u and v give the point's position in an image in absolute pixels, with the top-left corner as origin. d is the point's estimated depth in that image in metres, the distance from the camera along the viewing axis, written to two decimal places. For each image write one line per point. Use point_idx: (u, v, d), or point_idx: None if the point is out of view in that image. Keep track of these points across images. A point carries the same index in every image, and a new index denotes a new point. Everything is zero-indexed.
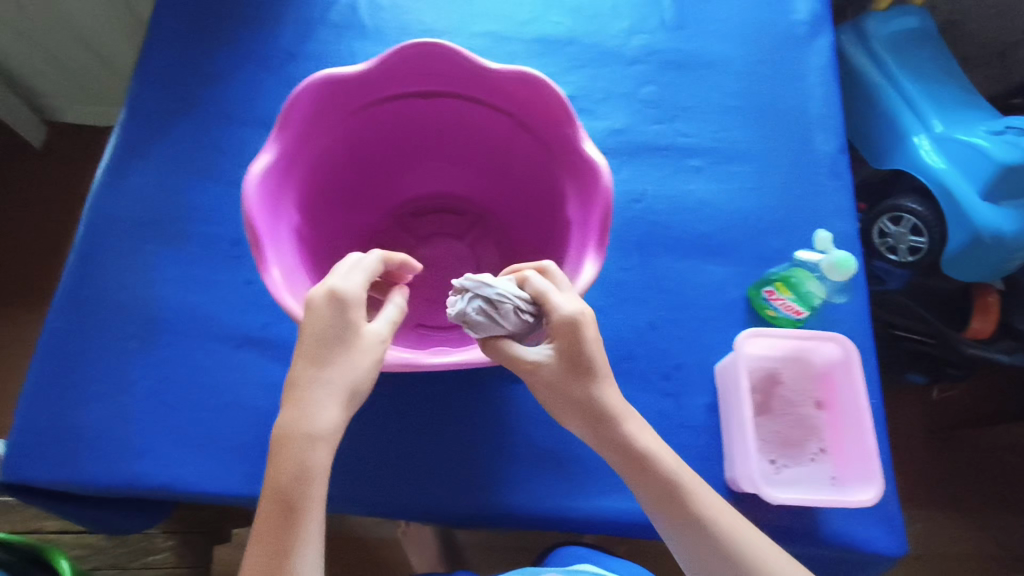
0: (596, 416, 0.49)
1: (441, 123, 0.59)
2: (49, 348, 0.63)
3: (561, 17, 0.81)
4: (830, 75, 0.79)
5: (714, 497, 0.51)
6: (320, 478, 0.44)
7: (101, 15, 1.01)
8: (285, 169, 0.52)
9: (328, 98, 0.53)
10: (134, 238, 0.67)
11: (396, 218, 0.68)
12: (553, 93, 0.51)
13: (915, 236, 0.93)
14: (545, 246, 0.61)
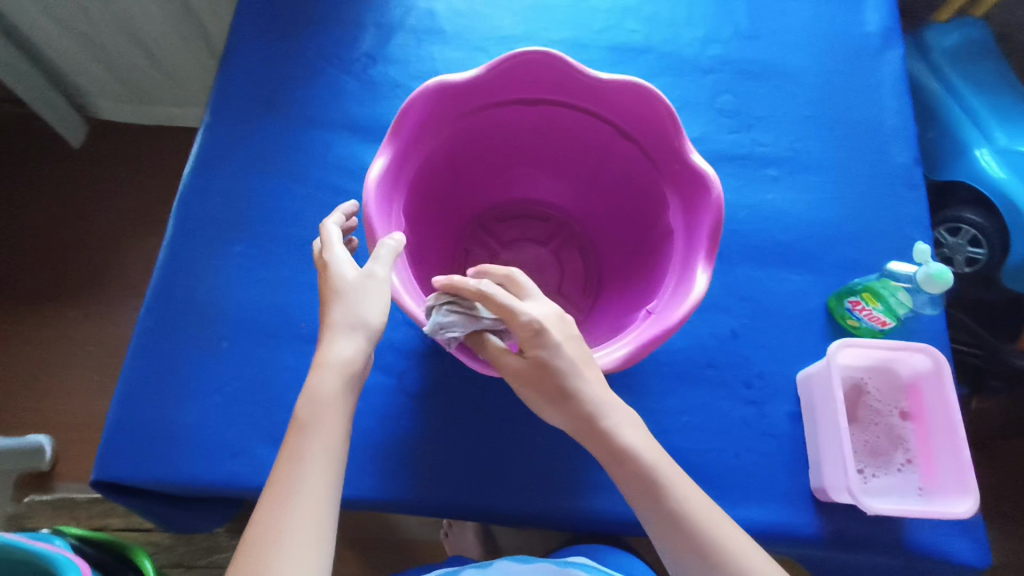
0: (580, 414, 0.48)
1: (537, 128, 0.63)
2: (144, 346, 0.64)
3: (635, 25, 0.81)
4: (901, 87, 0.80)
5: (705, 501, 0.49)
6: (338, 418, 0.45)
7: (164, 29, 1.01)
8: (396, 171, 0.54)
9: (441, 104, 0.56)
10: (222, 238, 0.68)
11: (481, 222, 0.74)
12: (662, 102, 0.54)
13: (974, 247, 0.94)
14: (636, 248, 0.65)
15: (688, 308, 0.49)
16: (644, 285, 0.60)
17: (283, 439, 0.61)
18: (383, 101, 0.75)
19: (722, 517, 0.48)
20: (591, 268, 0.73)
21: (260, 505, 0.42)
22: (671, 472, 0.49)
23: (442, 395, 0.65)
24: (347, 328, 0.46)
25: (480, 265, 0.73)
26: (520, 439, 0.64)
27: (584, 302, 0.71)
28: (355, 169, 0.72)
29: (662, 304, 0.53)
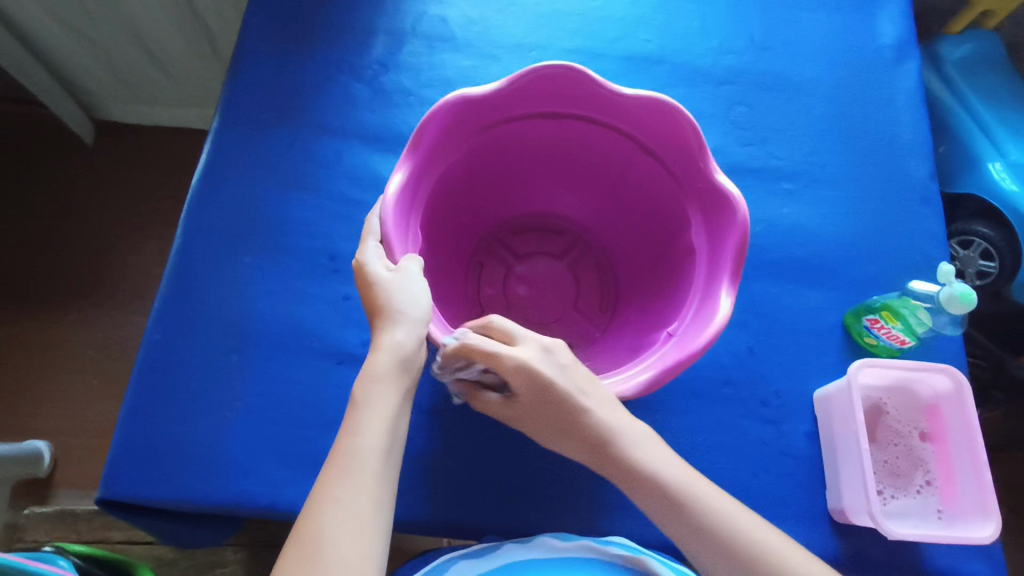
0: (590, 440, 0.50)
1: (557, 141, 0.64)
2: (150, 360, 0.62)
3: (650, 34, 0.80)
4: (917, 100, 0.80)
5: (734, 507, 0.50)
6: (384, 428, 0.46)
7: (170, 25, 0.98)
8: (414, 184, 0.54)
9: (460, 117, 0.56)
10: (231, 250, 0.67)
11: (496, 236, 0.76)
12: (687, 119, 0.55)
13: (985, 260, 0.93)
14: (656, 264, 0.67)
15: (712, 333, 0.48)
16: (662, 303, 0.62)
17: (294, 458, 0.60)
18: (395, 110, 0.74)
19: (751, 516, 0.50)
20: (607, 282, 0.75)
21: (312, 502, 0.43)
22: (693, 483, 0.50)
23: (456, 413, 0.64)
24: (398, 316, 0.49)
25: (494, 278, 0.75)
26: (535, 457, 0.63)
27: (599, 315, 0.74)
28: (366, 180, 0.71)
29: (683, 326, 0.53)
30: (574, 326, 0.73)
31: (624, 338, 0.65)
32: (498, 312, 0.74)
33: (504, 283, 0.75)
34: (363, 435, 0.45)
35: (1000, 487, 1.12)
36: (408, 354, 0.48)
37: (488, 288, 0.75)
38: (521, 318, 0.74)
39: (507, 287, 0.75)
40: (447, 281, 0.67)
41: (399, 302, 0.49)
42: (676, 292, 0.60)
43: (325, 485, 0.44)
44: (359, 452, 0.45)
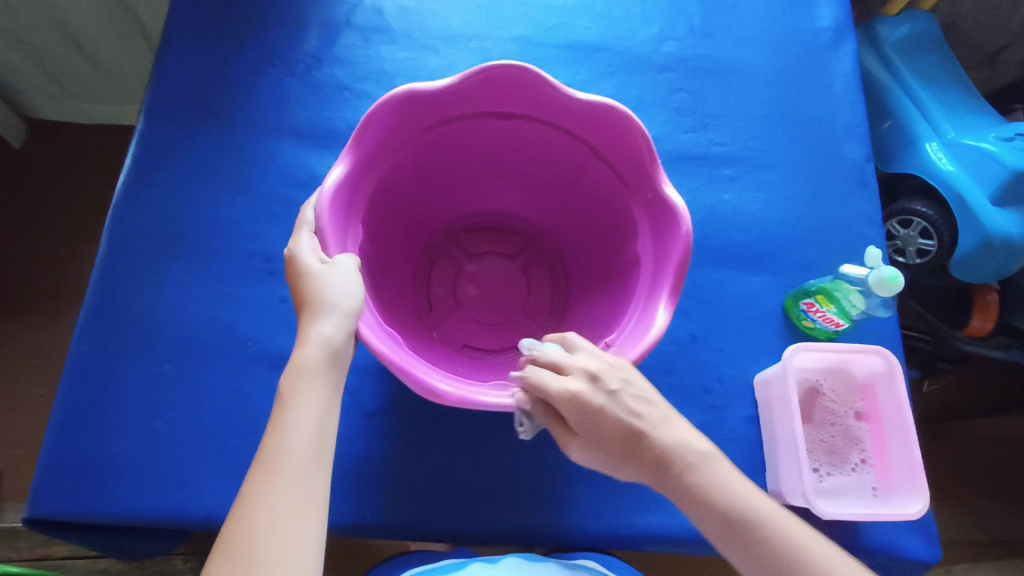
0: (652, 460, 0.48)
1: (506, 139, 0.63)
2: (79, 372, 0.60)
3: (590, 22, 0.79)
4: (854, 82, 0.80)
5: (766, 499, 0.48)
6: (314, 427, 0.45)
7: (94, 14, 0.93)
8: (354, 181, 0.53)
9: (403, 113, 0.55)
10: (161, 255, 0.65)
11: (449, 233, 0.75)
12: (639, 128, 0.54)
13: (924, 238, 0.95)
14: (606, 266, 0.67)
15: (650, 342, 0.49)
16: (609, 308, 0.62)
17: (232, 467, 0.59)
18: (330, 105, 0.72)
19: (782, 514, 0.48)
20: (559, 286, 0.75)
21: (231, 516, 0.42)
22: (755, 498, 0.48)
23: (400, 413, 0.63)
24: (327, 307, 0.47)
25: (444, 277, 0.75)
26: (482, 454, 0.62)
27: (547, 318, 0.73)
28: (302, 179, 0.69)
29: (624, 336, 0.54)
30: (520, 329, 0.73)
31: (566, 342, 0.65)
32: (446, 311, 0.73)
33: (454, 282, 0.75)
34: (290, 435, 0.44)
35: (955, 454, 1.14)
36: (337, 347, 0.47)
37: (437, 287, 0.74)
38: (470, 318, 0.74)
39: (457, 287, 0.75)
40: (391, 279, 0.66)
41: (327, 292, 0.47)
42: (622, 297, 0.60)
43: (253, 487, 0.42)
44: (289, 452, 0.44)
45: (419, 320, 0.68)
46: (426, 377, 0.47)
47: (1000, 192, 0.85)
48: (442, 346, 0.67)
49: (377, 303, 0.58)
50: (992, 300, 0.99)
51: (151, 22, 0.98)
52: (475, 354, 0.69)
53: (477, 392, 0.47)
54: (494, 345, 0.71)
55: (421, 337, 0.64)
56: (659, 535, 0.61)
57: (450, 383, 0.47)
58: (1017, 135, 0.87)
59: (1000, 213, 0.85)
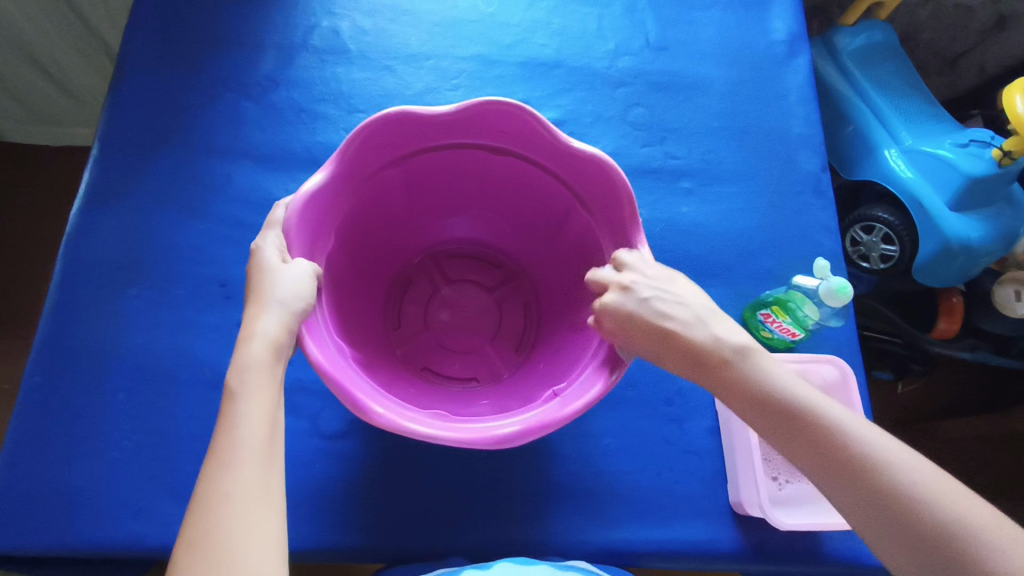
0: (702, 361, 0.48)
1: (492, 172, 0.63)
2: (31, 402, 0.60)
3: (546, 39, 0.80)
4: (807, 93, 0.82)
5: (837, 406, 0.48)
6: (263, 426, 0.43)
7: (51, 27, 0.93)
8: (334, 191, 0.53)
9: (392, 131, 0.54)
10: (116, 282, 0.64)
11: (433, 256, 0.75)
12: (625, 187, 0.53)
13: (886, 244, 0.95)
14: (571, 308, 0.65)
15: (593, 395, 0.46)
16: (569, 350, 0.60)
17: (190, 494, 0.58)
18: (287, 127, 0.72)
19: (865, 426, 0.46)
20: (529, 324, 0.73)
21: (184, 531, 0.39)
22: (805, 391, 0.48)
23: (359, 434, 0.62)
24: (275, 303, 0.46)
25: (419, 297, 0.74)
26: (442, 473, 0.62)
27: (511, 355, 0.71)
28: (260, 202, 0.69)
29: (568, 388, 0.51)
30: (484, 360, 0.71)
31: (527, 380, 0.62)
32: (413, 331, 0.73)
33: (428, 303, 0.74)
34: (242, 429, 0.42)
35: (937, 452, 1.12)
36: (280, 342, 0.45)
37: (410, 305, 0.74)
38: (436, 343, 0.73)
39: (429, 309, 0.74)
40: (360, 293, 0.66)
41: (277, 288, 0.46)
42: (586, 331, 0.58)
43: (208, 485, 0.40)
44: (240, 446, 0.41)
45: (382, 337, 0.68)
46: (358, 393, 0.45)
47: (956, 197, 0.87)
48: (400, 366, 0.67)
49: (339, 322, 0.58)
50: (957, 302, 1.00)
51: (110, 35, 0.97)
52: (432, 378, 0.68)
53: (406, 420, 0.46)
54: (454, 372, 0.70)
55: (381, 357, 0.64)
56: (619, 551, 0.61)
57: (382, 406, 0.46)
58: (973, 141, 0.88)
59: (958, 217, 0.87)
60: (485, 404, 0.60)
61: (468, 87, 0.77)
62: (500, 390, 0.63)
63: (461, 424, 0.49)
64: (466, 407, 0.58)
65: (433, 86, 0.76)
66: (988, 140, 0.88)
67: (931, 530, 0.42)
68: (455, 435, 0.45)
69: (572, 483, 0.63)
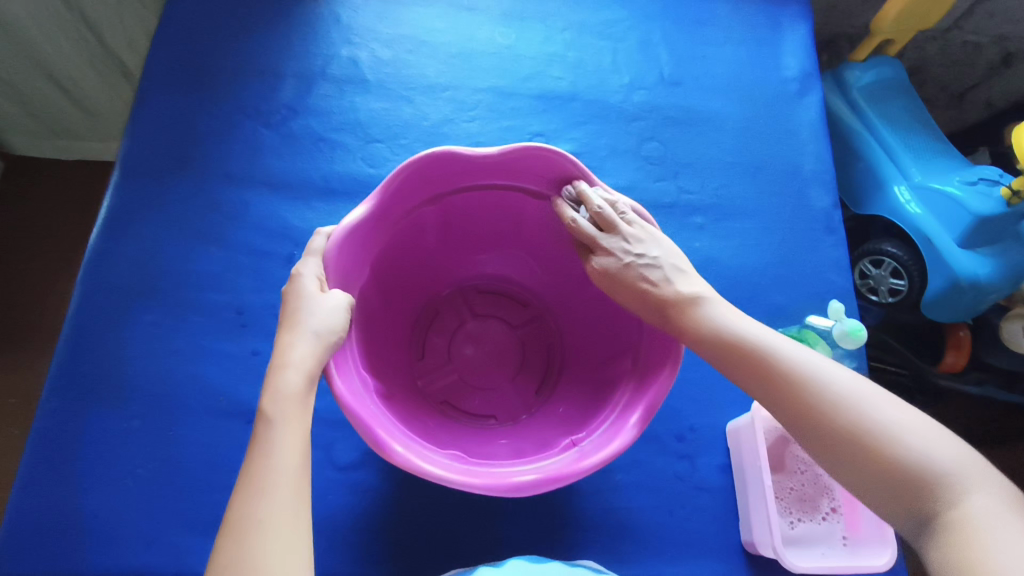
0: (657, 306, 0.51)
1: (526, 214, 0.63)
2: (46, 429, 0.60)
3: (562, 72, 0.81)
4: (819, 129, 0.83)
5: (789, 340, 0.48)
6: (295, 455, 0.42)
7: (71, 47, 0.94)
8: (373, 223, 0.54)
9: (436, 170, 0.55)
10: (133, 309, 0.65)
11: (462, 291, 0.74)
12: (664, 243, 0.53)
13: (895, 278, 0.96)
14: (598, 355, 0.65)
15: (612, 451, 0.47)
16: (595, 399, 0.59)
17: (203, 525, 0.58)
18: (305, 156, 0.73)
19: (814, 355, 0.46)
20: (552, 366, 0.72)
21: (215, 561, 0.38)
22: (775, 342, 0.47)
23: (372, 465, 0.62)
24: (310, 334, 0.46)
25: (444, 329, 0.73)
26: (452, 508, 0.62)
27: (531, 396, 0.70)
28: (277, 230, 0.69)
29: (587, 440, 0.51)
30: (503, 398, 0.71)
31: (548, 425, 0.62)
32: (435, 363, 0.72)
33: (452, 336, 0.73)
34: (276, 455, 0.42)
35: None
36: (314, 371, 0.45)
37: (435, 336, 0.73)
38: (458, 377, 0.72)
39: (454, 342, 0.73)
40: (386, 322, 0.66)
41: (311, 317, 0.46)
42: (616, 379, 0.58)
43: (239, 511, 0.40)
44: (272, 475, 0.41)
45: (403, 367, 0.67)
46: (378, 430, 0.45)
47: (965, 236, 0.87)
48: (420, 399, 0.66)
49: (365, 354, 0.58)
50: (964, 337, 1.00)
51: (128, 54, 0.99)
52: (450, 412, 0.68)
53: (425, 460, 0.46)
54: (473, 408, 0.69)
55: (402, 390, 0.63)
56: None
57: (402, 444, 0.46)
58: (981, 180, 0.88)
59: (968, 255, 0.87)
60: (503, 444, 0.60)
61: (484, 118, 0.78)
62: (520, 432, 0.63)
63: (480, 467, 0.49)
64: (484, 446, 0.59)
65: (450, 117, 0.77)
66: (996, 179, 0.87)
67: (872, 444, 0.42)
68: (475, 479, 0.45)
69: (584, 519, 0.62)
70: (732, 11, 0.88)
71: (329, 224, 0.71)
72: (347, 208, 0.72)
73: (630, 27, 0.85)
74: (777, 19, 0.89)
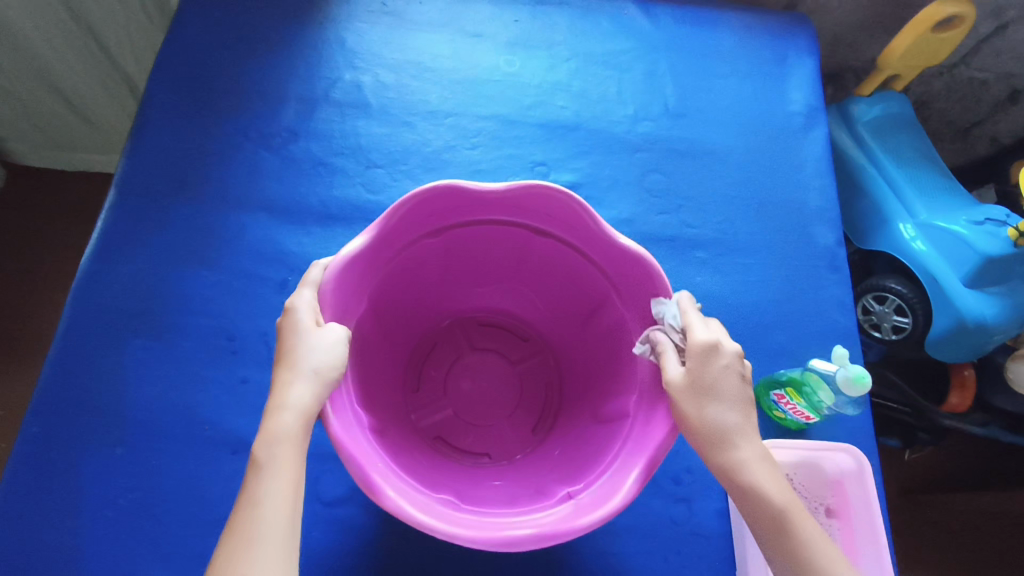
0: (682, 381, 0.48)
1: (530, 250, 0.62)
2: (26, 456, 0.58)
3: (565, 101, 0.81)
4: (825, 165, 0.82)
5: (762, 451, 0.47)
6: (285, 502, 0.41)
7: (75, 60, 0.94)
8: (372, 255, 0.53)
9: (440, 204, 0.55)
10: (122, 333, 0.63)
11: (462, 323, 0.73)
12: (667, 289, 0.52)
13: (898, 316, 0.94)
14: (596, 397, 0.63)
15: (609, 510, 0.45)
16: (591, 444, 0.58)
17: (184, 559, 0.56)
18: (304, 180, 0.72)
19: (777, 475, 0.47)
20: (550, 403, 0.71)
21: None
22: (800, 508, 0.46)
23: (360, 501, 0.61)
24: (305, 372, 0.44)
25: (442, 361, 0.73)
26: (439, 546, 0.60)
27: (527, 435, 0.69)
28: (272, 255, 0.68)
29: (585, 492, 0.50)
30: (499, 436, 0.69)
31: (543, 467, 0.61)
32: (431, 396, 0.71)
33: (450, 369, 0.72)
34: (267, 504, 0.40)
35: (947, 526, 1.08)
36: (309, 411, 0.43)
37: (433, 369, 0.72)
38: (453, 412, 0.70)
39: (451, 375, 0.72)
40: (382, 352, 0.65)
41: (309, 354, 0.45)
42: (612, 426, 0.57)
43: (224, 567, 0.38)
44: (261, 526, 0.39)
45: (397, 401, 0.66)
46: (372, 473, 0.43)
47: (973, 275, 0.86)
48: (414, 434, 0.65)
49: (360, 388, 0.57)
50: (969, 377, 0.96)
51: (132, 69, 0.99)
52: (444, 448, 0.66)
53: (414, 506, 0.44)
54: (467, 446, 0.68)
55: (396, 424, 0.62)
56: None
57: (393, 487, 0.44)
58: (988, 220, 0.88)
59: (973, 295, 0.86)
60: (498, 485, 0.58)
61: (487, 146, 0.77)
62: (515, 472, 0.62)
63: (471, 515, 0.47)
64: (478, 487, 0.57)
65: (451, 143, 0.76)
66: (1003, 220, 0.87)
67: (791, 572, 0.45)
68: (465, 531, 0.43)
69: (576, 562, 0.60)
70: (739, 44, 0.88)
71: (326, 249, 0.70)
72: (344, 234, 0.71)
73: (636, 57, 0.85)
74: (784, 52, 0.88)
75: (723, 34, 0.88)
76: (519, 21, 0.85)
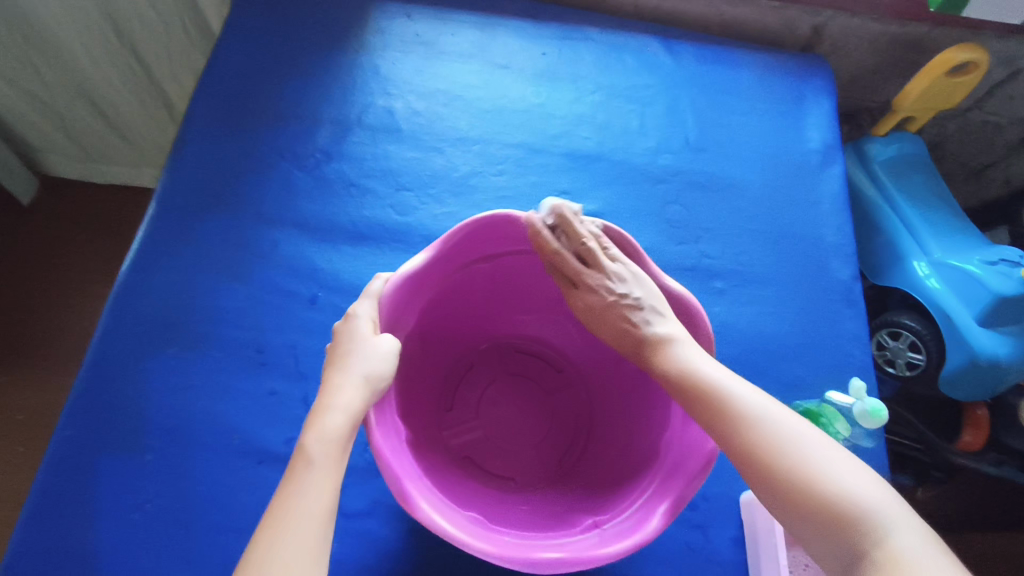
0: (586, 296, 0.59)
1: None
2: (58, 458, 0.59)
3: (590, 132, 0.84)
4: (841, 201, 0.84)
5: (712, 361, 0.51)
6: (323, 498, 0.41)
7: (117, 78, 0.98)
8: (428, 275, 0.55)
9: (496, 231, 0.58)
10: (155, 341, 0.65)
11: (498, 346, 0.75)
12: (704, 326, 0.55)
13: (913, 352, 0.94)
14: (629, 430, 0.64)
15: (623, 548, 0.46)
16: (619, 481, 0.59)
17: (204, 566, 0.57)
18: (336, 200, 0.75)
19: (731, 376, 0.50)
20: (578, 434, 0.71)
21: None
22: (745, 395, 0.48)
23: (381, 515, 0.61)
24: (356, 376, 0.46)
25: (475, 383, 0.74)
26: (456, 563, 0.60)
27: (553, 463, 0.69)
28: (304, 272, 0.71)
29: (611, 522, 0.51)
30: (526, 462, 0.69)
31: (568, 495, 0.62)
32: (461, 417, 0.71)
33: (483, 392, 0.73)
34: (309, 495, 0.41)
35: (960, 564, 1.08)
36: (357, 415, 0.45)
37: (465, 391, 0.73)
38: (482, 434, 0.71)
39: (483, 397, 0.73)
40: (420, 368, 0.67)
41: (362, 361, 0.47)
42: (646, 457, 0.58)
43: (263, 551, 0.39)
44: (299, 515, 0.40)
45: (430, 418, 0.67)
46: (408, 485, 0.45)
47: (986, 314, 0.87)
48: (444, 451, 0.66)
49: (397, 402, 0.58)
50: (981, 416, 0.98)
51: (170, 88, 1.02)
52: (472, 469, 0.67)
53: (445, 519, 0.45)
54: (494, 468, 0.68)
55: (428, 440, 0.63)
56: None
57: (426, 499, 0.46)
58: (1002, 260, 0.89)
59: (989, 335, 0.86)
60: (525, 510, 0.59)
61: (513, 173, 0.79)
62: (542, 498, 0.62)
63: (499, 534, 0.48)
64: (505, 509, 0.58)
65: (478, 169, 0.79)
66: (1016, 261, 0.89)
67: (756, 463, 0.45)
68: (491, 546, 0.45)
69: None
70: (759, 83, 0.91)
71: (354, 267, 0.72)
72: (374, 253, 0.73)
73: (659, 92, 0.88)
74: (802, 92, 0.91)
75: (743, 73, 0.91)
76: (546, 55, 0.88)
